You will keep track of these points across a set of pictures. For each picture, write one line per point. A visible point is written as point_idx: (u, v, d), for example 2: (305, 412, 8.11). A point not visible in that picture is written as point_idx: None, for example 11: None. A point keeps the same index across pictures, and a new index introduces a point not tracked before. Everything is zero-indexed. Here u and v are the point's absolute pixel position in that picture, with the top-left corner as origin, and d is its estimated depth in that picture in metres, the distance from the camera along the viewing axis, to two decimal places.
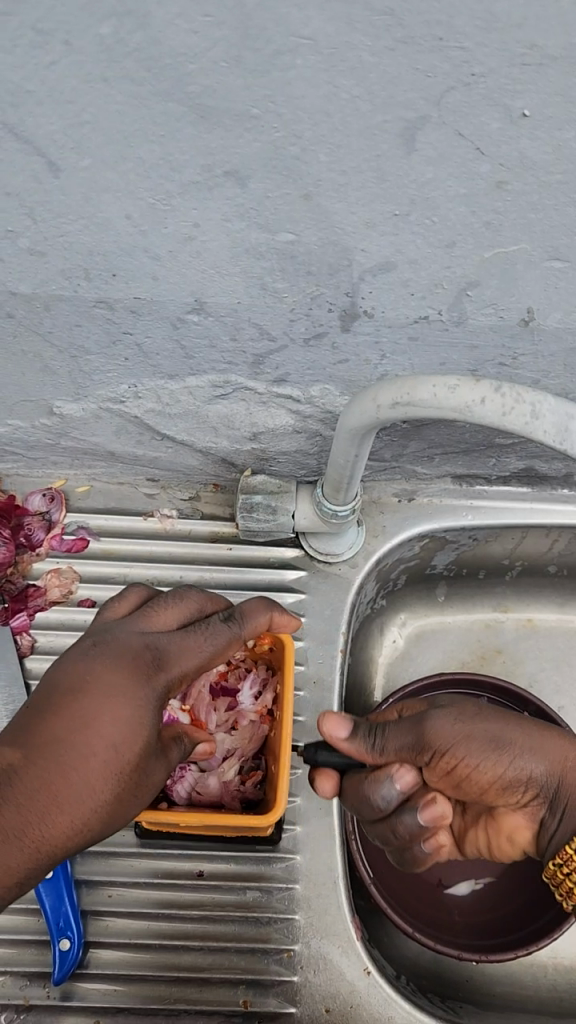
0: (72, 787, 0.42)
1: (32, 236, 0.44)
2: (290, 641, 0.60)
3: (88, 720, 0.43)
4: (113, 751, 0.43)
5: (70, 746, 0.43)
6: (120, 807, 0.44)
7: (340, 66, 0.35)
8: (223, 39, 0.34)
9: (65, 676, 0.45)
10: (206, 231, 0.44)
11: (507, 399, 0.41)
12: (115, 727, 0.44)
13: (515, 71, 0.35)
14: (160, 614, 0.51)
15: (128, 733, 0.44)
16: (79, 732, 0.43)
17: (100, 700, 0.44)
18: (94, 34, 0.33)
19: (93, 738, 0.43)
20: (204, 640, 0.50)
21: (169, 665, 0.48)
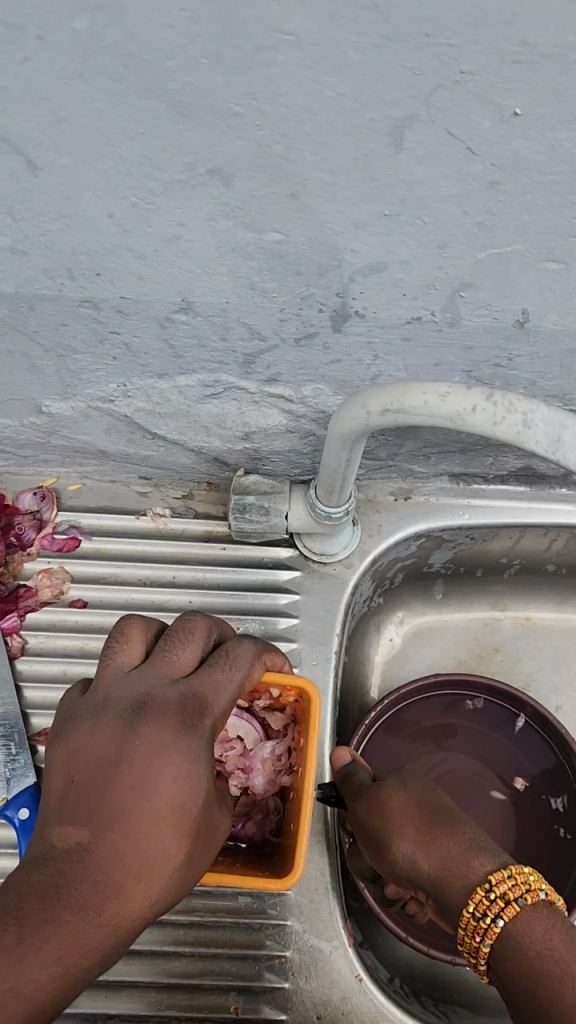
0: (148, 856, 0.39)
1: (14, 236, 0.43)
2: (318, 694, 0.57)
3: (139, 787, 0.40)
4: (178, 808, 0.40)
5: (134, 817, 0.39)
6: (199, 853, 0.42)
7: (324, 62, 0.33)
8: (202, 35, 0.32)
9: (105, 748, 0.40)
10: (191, 231, 0.43)
11: (498, 408, 0.40)
12: (171, 786, 0.40)
13: (506, 69, 0.33)
14: (178, 657, 0.46)
15: (188, 787, 0.41)
16: (133, 804, 0.39)
17: (149, 766, 0.40)
18: (68, 29, 0.32)
19: (153, 804, 0.39)
20: (232, 672, 0.46)
21: (209, 710, 0.44)
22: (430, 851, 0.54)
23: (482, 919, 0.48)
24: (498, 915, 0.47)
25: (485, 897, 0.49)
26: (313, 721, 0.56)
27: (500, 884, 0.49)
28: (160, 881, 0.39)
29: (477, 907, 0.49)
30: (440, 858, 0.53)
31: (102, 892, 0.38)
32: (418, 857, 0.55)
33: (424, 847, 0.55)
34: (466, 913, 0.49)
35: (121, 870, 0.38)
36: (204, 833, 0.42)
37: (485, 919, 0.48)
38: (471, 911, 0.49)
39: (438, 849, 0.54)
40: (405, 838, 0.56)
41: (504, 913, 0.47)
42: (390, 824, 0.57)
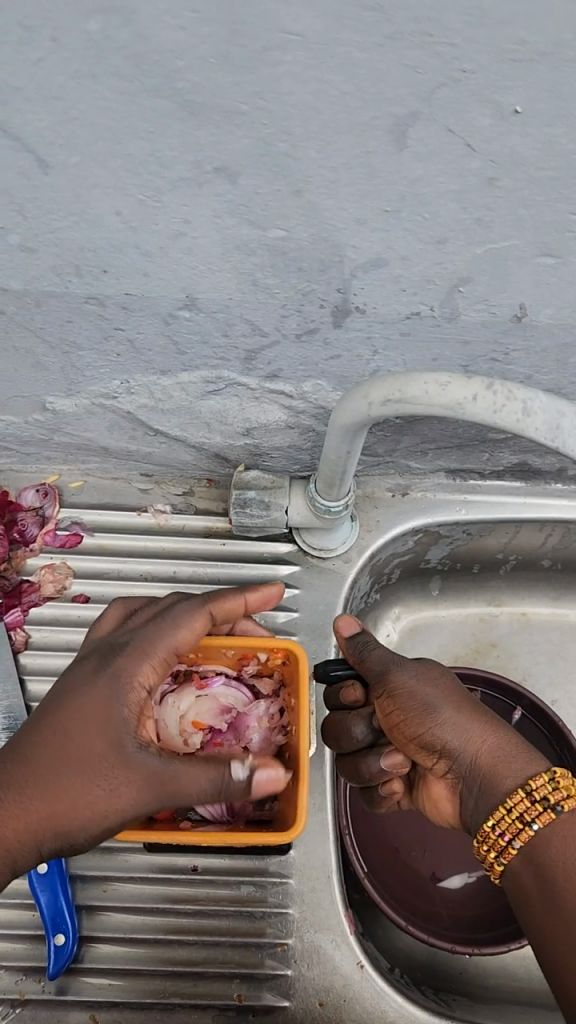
0: (56, 797, 0.47)
1: (23, 233, 0.44)
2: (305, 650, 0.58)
3: (61, 732, 0.48)
4: (91, 753, 0.48)
5: (52, 758, 0.48)
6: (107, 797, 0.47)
7: (329, 62, 0.35)
8: (212, 36, 0.33)
9: (50, 696, 0.51)
10: (197, 227, 0.44)
11: (497, 396, 0.41)
12: (79, 729, 0.48)
13: (504, 67, 0.35)
14: (135, 620, 0.55)
15: (94, 731, 0.48)
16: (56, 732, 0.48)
17: (69, 712, 0.49)
18: (82, 30, 0.33)
19: (70, 749, 0.48)
20: (165, 632, 0.53)
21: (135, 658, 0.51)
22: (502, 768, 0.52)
23: (515, 823, 0.48)
24: (532, 820, 0.48)
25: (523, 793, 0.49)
26: (304, 677, 0.57)
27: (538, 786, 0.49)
28: (64, 823, 0.47)
29: (515, 808, 0.49)
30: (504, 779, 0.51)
31: (23, 828, 0.47)
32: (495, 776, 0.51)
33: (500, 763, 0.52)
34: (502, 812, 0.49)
35: (35, 810, 0.47)
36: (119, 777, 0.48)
37: (519, 824, 0.48)
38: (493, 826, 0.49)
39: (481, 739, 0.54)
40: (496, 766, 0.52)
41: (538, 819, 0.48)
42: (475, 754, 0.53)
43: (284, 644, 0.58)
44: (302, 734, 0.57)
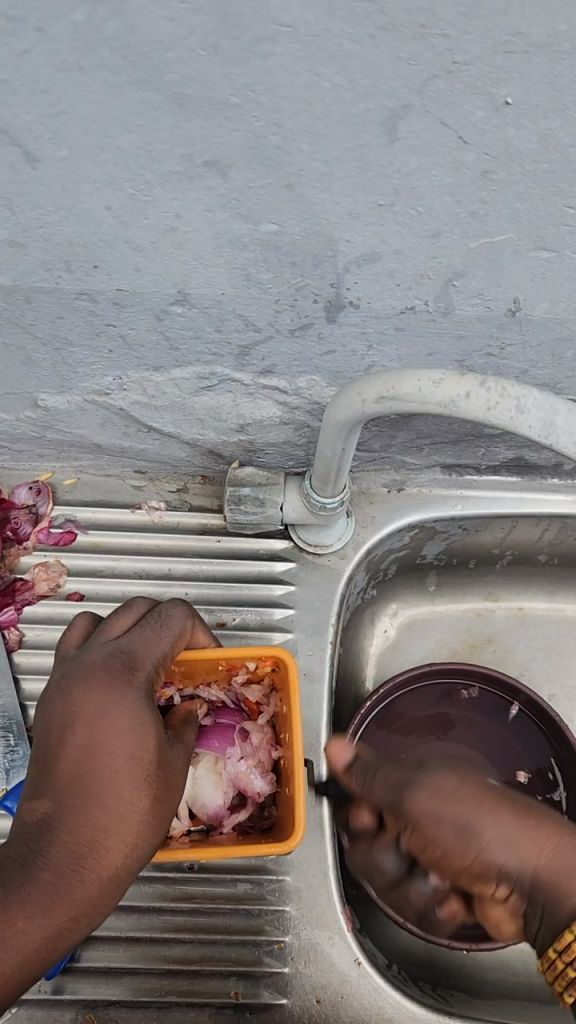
0: (108, 821, 0.42)
1: (12, 228, 0.44)
2: (293, 656, 0.58)
3: (98, 750, 0.43)
4: (133, 769, 0.44)
5: (94, 780, 0.42)
6: (160, 811, 0.45)
7: (320, 53, 0.34)
8: (200, 26, 0.33)
9: (60, 720, 0.45)
10: (188, 222, 0.43)
11: (492, 394, 0.41)
12: (119, 742, 0.44)
13: (498, 58, 0.34)
14: (120, 623, 0.52)
15: (139, 741, 0.45)
16: (94, 766, 0.43)
17: (97, 725, 0.44)
18: (68, 21, 0.32)
19: (116, 765, 0.43)
20: (161, 633, 0.51)
21: (141, 661, 0.49)
22: (471, 811, 0.46)
23: (536, 955, 0.43)
24: (552, 938, 0.42)
25: (566, 942, 0.41)
26: (293, 686, 0.57)
27: (552, 898, 0.43)
28: (126, 839, 0.42)
29: (535, 944, 0.43)
30: (487, 832, 0.46)
31: (83, 858, 0.41)
32: (462, 824, 0.46)
33: (469, 808, 0.46)
34: (519, 950, 0.43)
35: (88, 841, 0.41)
36: (166, 780, 0.45)
37: (543, 958, 0.42)
38: (531, 949, 0.43)
39: (482, 864, 0.48)
40: (442, 799, 0.47)
41: (559, 931, 0.42)
42: (427, 810, 0.47)
43: (270, 653, 0.57)
44: (297, 744, 0.56)
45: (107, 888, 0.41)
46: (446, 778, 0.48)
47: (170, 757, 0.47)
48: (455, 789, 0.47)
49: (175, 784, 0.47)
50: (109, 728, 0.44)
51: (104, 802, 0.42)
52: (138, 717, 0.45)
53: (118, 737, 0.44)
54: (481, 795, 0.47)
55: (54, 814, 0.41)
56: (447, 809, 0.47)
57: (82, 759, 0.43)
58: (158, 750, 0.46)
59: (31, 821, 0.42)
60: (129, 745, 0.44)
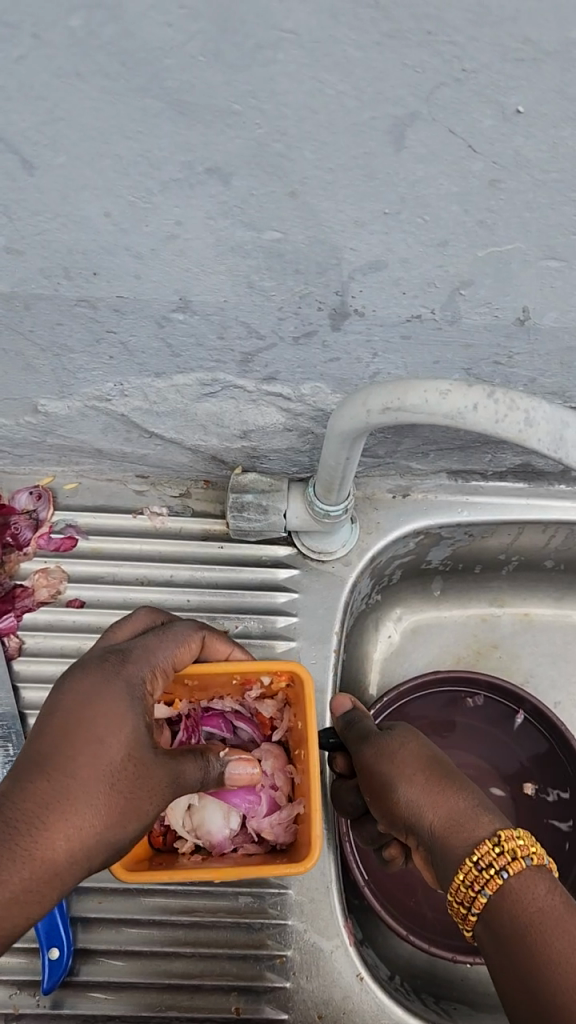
0: (64, 799, 0.42)
1: (9, 236, 0.43)
2: (309, 672, 0.58)
3: (72, 728, 0.44)
4: (104, 757, 0.44)
5: (62, 755, 0.43)
6: (125, 806, 0.44)
7: (324, 60, 0.33)
8: (200, 33, 0.32)
9: (49, 705, 0.46)
10: (189, 229, 0.42)
11: (500, 406, 0.40)
12: (98, 729, 0.44)
13: (508, 66, 0.33)
14: (123, 630, 0.53)
15: (116, 729, 0.45)
16: (66, 744, 0.43)
17: (79, 711, 0.45)
18: (65, 27, 0.31)
19: (88, 752, 0.43)
20: (163, 643, 0.52)
21: (136, 661, 0.49)
22: (433, 801, 0.51)
23: (483, 872, 0.46)
24: (503, 868, 0.45)
25: (473, 861, 0.47)
26: (309, 701, 0.57)
27: (508, 840, 0.46)
28: (84, 822, 0.42)
29: (482, 859, 0.46)
30: (442, 809, 0.51)
31: (31, 830, 0.41)
32: (423, 798, 0.52)
33: (431, 797, 0.52)
34: (470, 865, 0.47)
35: (40, 815, 0.41)
36: (142, 776, 0.45)
37: (488, 873, 0.46)
38: (475, 862, 0.47)
39: (447, 800, 0.51)
40: (409, 779, 0.53)
41: (510, 867, 0.45)
42: (393, 766, 0.55)
43: (286, 667, 0.57)
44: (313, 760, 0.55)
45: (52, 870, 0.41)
46: (424, 770, 0.54)
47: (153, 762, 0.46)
48: (430, 778, 0.53)
49: (153, 789, 0.46)
50: (88, 710, 0.45)
51: (66, 779, 0.42)
52: (119, 708, 0.45)
53: (97, 722, 0.44)
54: (448, 791, 0.52)
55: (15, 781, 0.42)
56: (414, 790, 0.53)
57: (55, 737, 0.44)
58: (138, 748, 0.45)
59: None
60: (107, 731, 0.44)
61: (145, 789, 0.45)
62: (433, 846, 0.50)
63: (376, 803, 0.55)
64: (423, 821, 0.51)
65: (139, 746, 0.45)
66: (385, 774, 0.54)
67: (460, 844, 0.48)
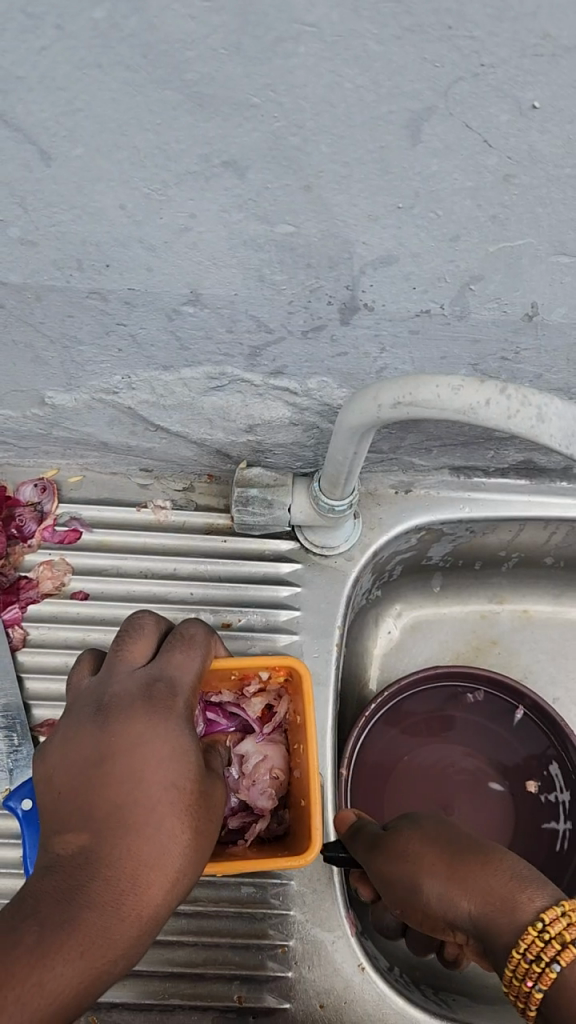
0: (145, 855, 0.39)
1: (24, 227, 0.43)
2: (307, 668, 0.58)
3: (128, 777, 0.41)
4: (171, 799, 0.41)
5: (128, 808, 0.40)
6: (202, 839, 0.42)
7: (344, 54, 0.33)
8: (223, 25, 0.32)
9: (84, 753, 0.43)
10: (203, 222, 0.43)
11: (512, 402, 0.40)
12: (154, 771, 0.41)
13: (526, 61, 0.33)
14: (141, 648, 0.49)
15: (176, 767, 0.42)
16: (126, 793, 0.41)
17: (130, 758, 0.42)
18: (88, 18, 0.32)
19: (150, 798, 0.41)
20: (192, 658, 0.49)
21: (174, 689, 0.46)
22: (461, 888, 0.47)
23: (534, 961, 0.41)
24: (555, 958, 0.41)
25: (519, 952, 0.42)
26: (307, 696, 0.58)
27: (556, 923, 0.42)
28: (165, 871, 0.40)
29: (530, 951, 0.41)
30: (471, 895, 0.46)
31: (120, 892, 0.38)
32: (447, 890, 0.47)
33: (455, 883, 0.47)
34: (516, 952, 0.42)
35: (128, 873, 0.39)
36: (207, 804, 0.43)
37: (540, 962, 0.41)
38: (522, 953, 0.42)
39: (485, 887, 0.46)
40: (432, 875, 0.48)
41: (561, 956, 0.41)
42: (409, 867, 0.50)
43: (285, 663, 0.58)
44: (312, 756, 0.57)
45: (147, 928, 0.39)
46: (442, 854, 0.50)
47: (209, 784, 0.44)
48: (444, 857, 0.49)
49: (215, 811, 0.44)
50: (140, 756, 0.42)
51: (136, 835, 0.40)
52: (172, 746, 0.43)
53: (153, 767, 0.42)
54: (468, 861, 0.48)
55: (88, 844, 0.39)
56: (436, 883, 0.48)
57: (110, 791, 0.41)
58: (198, 779, 0.43)
59: (65, 852, 0.40)
60: (167, 773, 0.42)
61: (211, 817, 0.43)
62: (477, 932, 0.45)
63: (408, 907, 0.50)
64: (459, 916, 0.46)
65: (199, 779, 0.43)
66: (406, 873, 0.50)
67: (497, 920, 0.44)
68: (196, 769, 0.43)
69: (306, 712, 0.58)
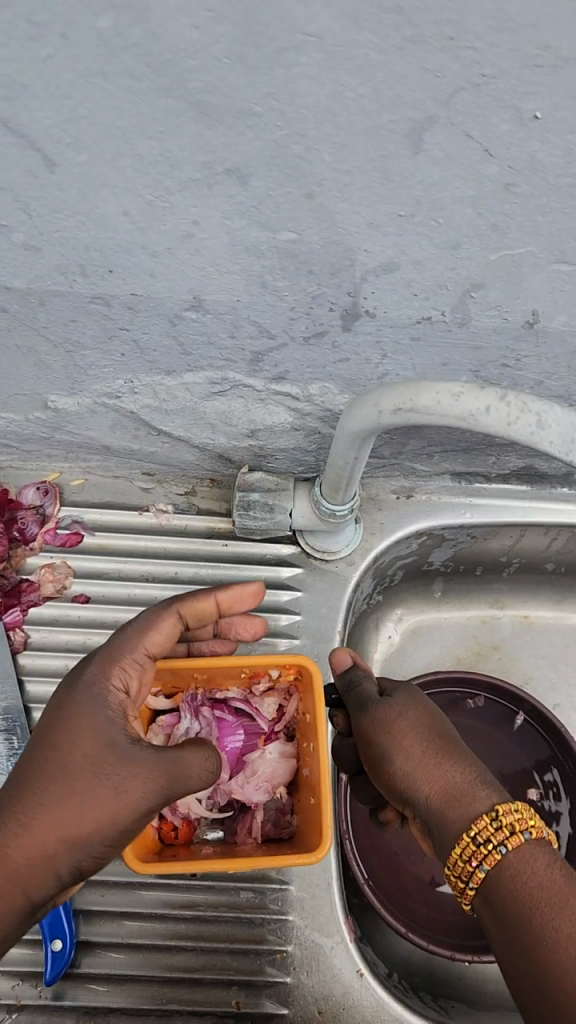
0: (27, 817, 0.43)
1: (27, 233, 0.43)
2: (318, 666, 0.59)
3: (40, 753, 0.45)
4: (73, 763, 0.44)
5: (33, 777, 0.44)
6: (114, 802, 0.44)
7: (346, 64, 0.34)
8: (226, 35, 0.32)
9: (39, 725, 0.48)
10: (206, 228, 0.43)
11: (512, 408, 0.40)
12: (69, 741, 0.45)
13: (526, 72, 0.34)
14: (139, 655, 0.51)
15: (79, 736, 0.45)
16: (42, 762, 0.45)
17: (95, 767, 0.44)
18: (92, 28, 0.32)
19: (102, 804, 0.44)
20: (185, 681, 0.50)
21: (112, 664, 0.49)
22: (430, 779, 0.50)
23: (481, 847, 0.45)
24: (501, 843, 0.44)
25: (471, 837, 0.46)
26: (318, 694, 0.58)
27: (506, 813, 0.45)
28: (51, 831, 0.43)
29: (480, 834, 0.45)
30: (440, 784, 0.50)
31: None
32: (420, 775, 0.51)
33: (428, 771, 0.51)
34: (466, 838, 0.46)
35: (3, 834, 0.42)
36: (115, 768, 0.45)
37: (487, 848, 0.45)
38: (472, 836, 0.45)
39: (445, 776, 0.50)
40: (406, 753, 0.52)
41: (508, 842, 0.44)
42: (395, 737, 0.53)
43: (295, 661, 0.58)
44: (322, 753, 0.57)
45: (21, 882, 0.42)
46: (423, 739, 0.53)
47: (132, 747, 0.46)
48: (427, 747, 0.52)
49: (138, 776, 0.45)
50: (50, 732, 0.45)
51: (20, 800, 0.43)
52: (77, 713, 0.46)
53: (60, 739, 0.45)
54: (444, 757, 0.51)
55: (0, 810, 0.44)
56: (411, 762, 0.52)
57: (33, 761, 0.45)
58: (110, 745, 0.45)
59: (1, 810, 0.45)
60: (69, 744, 0.45)
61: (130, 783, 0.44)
62: (429, 817, 0.49)
63: (375, 773, 0.55)
64: (419, 795, 0.50)
65: (103, 744, 0.45)
66: (381, 745, 0.54)
67: (451, 816, 0.48)
68: (103, 734, 0.46)
69: (315, 711, 0.58)
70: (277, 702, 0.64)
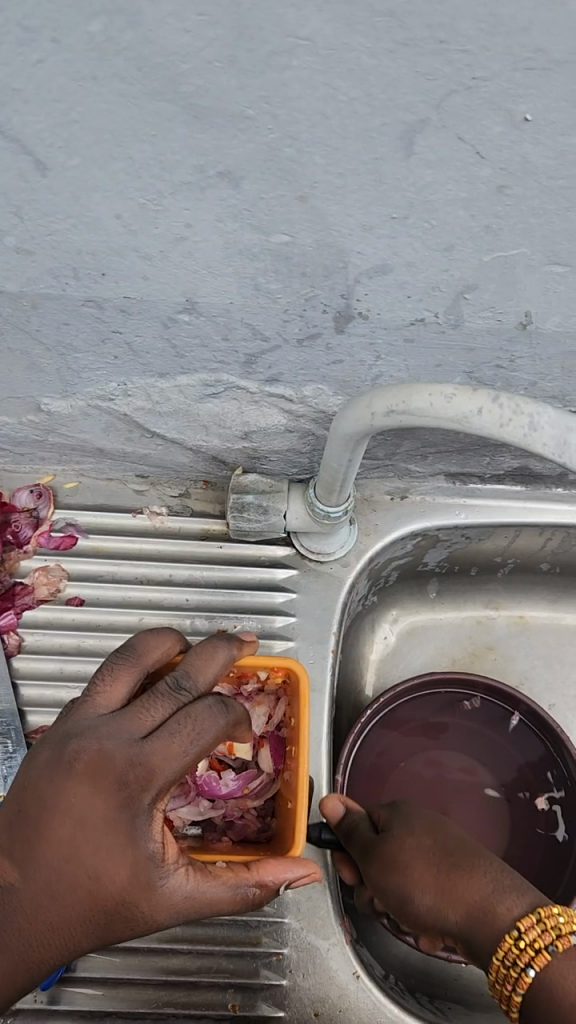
0: (51, 896, 0.45)
1: (19, 236, 0.43)
2: (305, 669, 0.59)
3: (47, 827, 0.45)
4: (81, 877, 0.45)
5: (40, 850, 0.45)
6: (123, 913, 0.45)
7: (338, 67, 0.33)
8: (217, 39, 0.32)
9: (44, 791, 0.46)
10: (198, 232, 0.43)
11: (505, 411, 0.40)
12: (84, 844, 0.45)
13: (518, 75, 0.34)
14: (152, 713, 0.49)
15: (102, 858, 0.45)
16: (54, 839, 0.45)
17: (79, 829, 0.45)
18: (83, 32, 0.32)
19: (85, 845, 0.45)
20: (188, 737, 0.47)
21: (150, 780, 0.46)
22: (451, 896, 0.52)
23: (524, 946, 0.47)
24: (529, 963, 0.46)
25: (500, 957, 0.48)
26: (304, 697, 0.58)
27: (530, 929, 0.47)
28: (75, 914, 0.45)
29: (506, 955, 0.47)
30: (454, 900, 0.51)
31: (22, 931, 0.45)
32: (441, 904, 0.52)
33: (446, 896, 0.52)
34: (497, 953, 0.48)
35: (34, 905, 0.45)
36: (127, 918, 0.46)
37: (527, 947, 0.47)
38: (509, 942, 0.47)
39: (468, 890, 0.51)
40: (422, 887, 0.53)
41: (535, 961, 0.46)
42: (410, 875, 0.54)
43: (283, 664, 0.59)
44: (302, 760, 0.57)
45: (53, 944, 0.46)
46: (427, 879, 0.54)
47: (126, 896, 0.45)
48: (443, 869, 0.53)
49: (135, 924, 0.46)
50: (58, 837, 0.45)
51: (37, 872, 0.45)
52: (97, 849, 0.45)
53: (57, 863, 0.45)
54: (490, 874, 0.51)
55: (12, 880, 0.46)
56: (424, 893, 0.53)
57: (38, 836, 0.45)
58: (108, 853, 0.45)
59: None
60: (82, 864, 0.45)
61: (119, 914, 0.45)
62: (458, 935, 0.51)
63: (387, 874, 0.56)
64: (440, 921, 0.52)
65: (125, 881, 0.45)
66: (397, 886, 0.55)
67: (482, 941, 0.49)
68: (97, 888, 0.45)
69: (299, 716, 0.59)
70: (266, 714, 0.64)
